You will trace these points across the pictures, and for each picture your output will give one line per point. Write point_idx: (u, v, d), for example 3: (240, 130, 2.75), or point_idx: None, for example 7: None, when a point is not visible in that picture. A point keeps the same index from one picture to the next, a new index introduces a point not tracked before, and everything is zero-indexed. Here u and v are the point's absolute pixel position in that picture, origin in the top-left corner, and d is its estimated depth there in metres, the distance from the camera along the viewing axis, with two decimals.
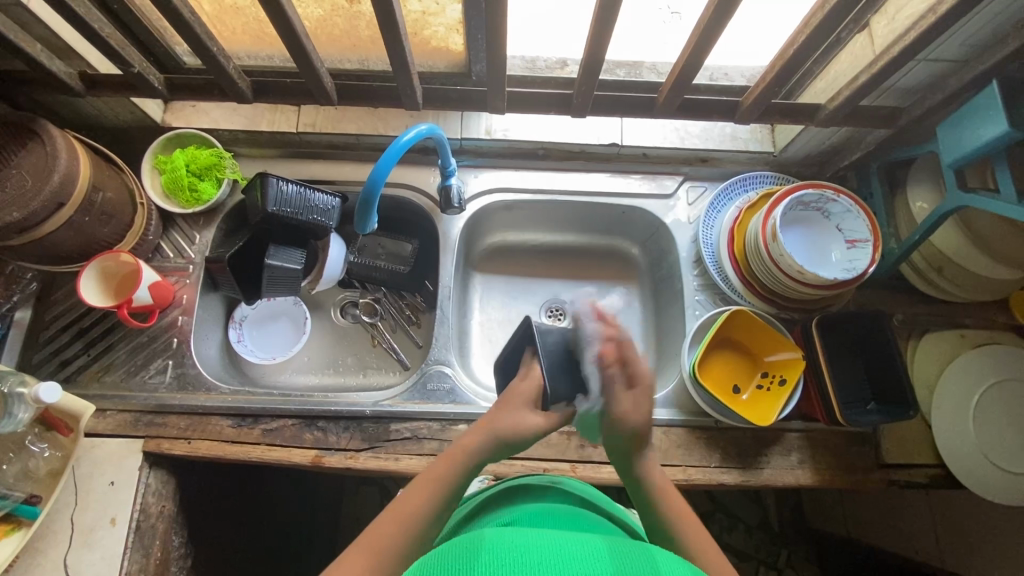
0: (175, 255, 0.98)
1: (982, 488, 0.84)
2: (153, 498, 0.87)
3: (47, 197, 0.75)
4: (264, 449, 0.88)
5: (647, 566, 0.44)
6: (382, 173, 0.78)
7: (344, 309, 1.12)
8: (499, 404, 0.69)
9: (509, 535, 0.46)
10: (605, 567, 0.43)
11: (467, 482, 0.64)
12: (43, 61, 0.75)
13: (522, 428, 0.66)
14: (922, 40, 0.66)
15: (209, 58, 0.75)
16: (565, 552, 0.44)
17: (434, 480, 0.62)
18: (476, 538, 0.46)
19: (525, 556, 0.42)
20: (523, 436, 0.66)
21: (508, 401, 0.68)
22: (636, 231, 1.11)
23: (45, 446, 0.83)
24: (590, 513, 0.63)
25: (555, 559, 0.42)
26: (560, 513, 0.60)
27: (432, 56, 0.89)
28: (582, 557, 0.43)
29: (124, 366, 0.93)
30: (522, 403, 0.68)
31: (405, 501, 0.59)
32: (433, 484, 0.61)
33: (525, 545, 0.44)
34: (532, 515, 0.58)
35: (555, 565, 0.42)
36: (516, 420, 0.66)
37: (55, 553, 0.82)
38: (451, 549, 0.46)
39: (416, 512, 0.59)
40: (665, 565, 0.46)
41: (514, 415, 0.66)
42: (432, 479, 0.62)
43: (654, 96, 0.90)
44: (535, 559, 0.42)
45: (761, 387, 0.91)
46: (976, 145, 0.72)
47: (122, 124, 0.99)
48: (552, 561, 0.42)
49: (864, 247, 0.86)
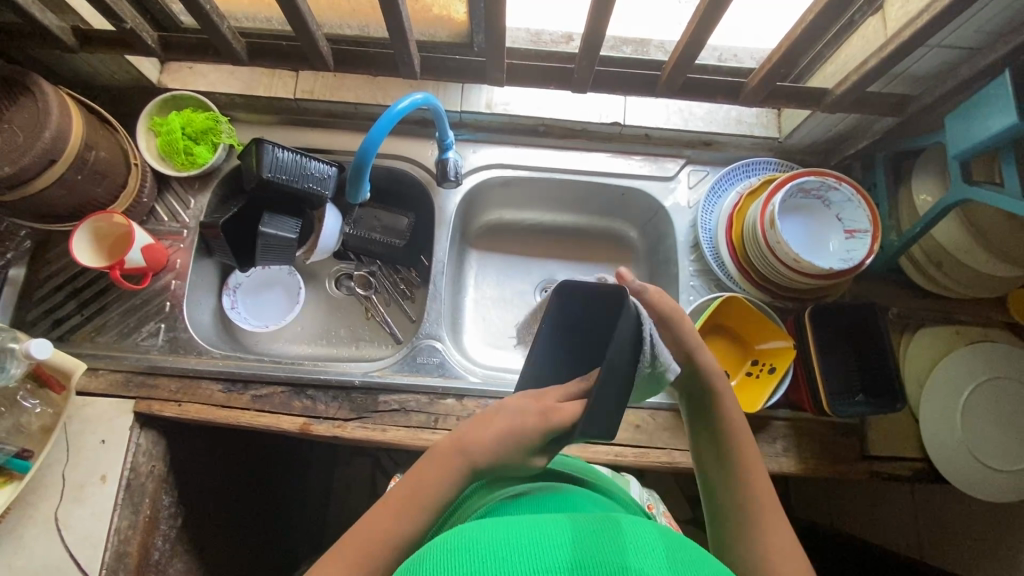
0: (169, 219, 0.98)
1: (967, 484, 0.85)
2: (143, 458, 0.88)
3: (37, 153, 0.75)
4: (253, 415, 0.89)
5: (648, 554, 0.44)
6: (374, 141, 0.76)
7: (339, 281, 1.12)
8: (510, 420, 0.61)
9: (511, 524, 0.46)
10: (601, 550, 0.43)
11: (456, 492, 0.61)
12: (35, 14, 0.74)
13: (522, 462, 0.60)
14: (934, 23, 0.64)
15: (203, 17, 0.74)
16: (561, 538, 0.44)
17: (420, 499, 0.58)
18: (475, 527, 0.47)
19: (520, 545, 0.43)
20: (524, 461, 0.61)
21: (515, 418, 0.61)
22: (636, 214, 1.10)
23: (36, 403, 0.84)
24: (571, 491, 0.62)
25: (546, 547, 0.43)
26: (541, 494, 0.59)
27: (432, 25, 0.87)
28: (579, 543, 0.44)
29: (117, 327, 0.93)
30: (520, 412, 0.61)
31: (381, 519, 0.57)
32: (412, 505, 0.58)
33: (520, 534, 0.45)
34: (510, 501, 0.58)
35: (548, 557, 0.42)
36: (518, 451, 0.60)
37: (46, 506, 0.83)
38: (450, 536, 0.46)
39: (393, 532, 0.56)
40: (672, 549, 0.46)
41: (514, 422, 0.61)
42: (417, 499, 0.58)
43: (658, 74, 0.87)
44: (527, 549, 0.43)
45: (751, 373, 0.91)
46: (984, 137, 0.71)
47: (118, 84, 0.98)
48: (545, 551, 0.43)
49: (863, 238, 0.84)
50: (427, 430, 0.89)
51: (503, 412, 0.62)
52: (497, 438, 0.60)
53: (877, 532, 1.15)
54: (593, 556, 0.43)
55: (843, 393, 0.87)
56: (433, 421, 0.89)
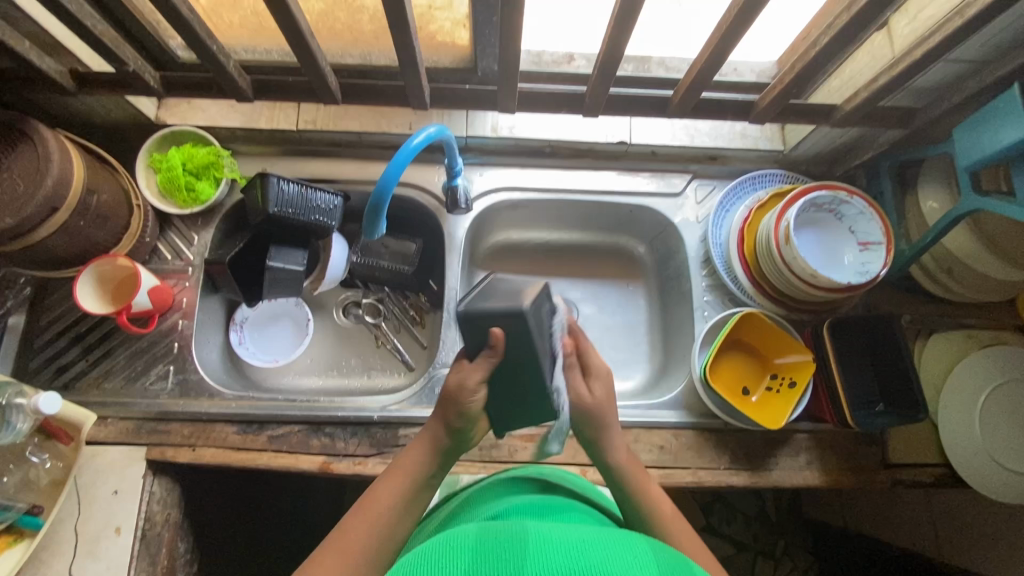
0: (173, 257, 0.96)
1: (988, 488, 0.86)
2: (157, 506, 0.86)
3: (39, 201, 0.72)
4: (271, 456, 0.87)
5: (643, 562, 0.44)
6: (392, 176, 0.75)
7: (346, 309, 1.11)
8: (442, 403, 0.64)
9: (512, 533, 0.47)
10: (601, 562, 0.43)
11: (424, 485, 0.64)
12: (32, 59, 0.72)
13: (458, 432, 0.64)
14: (946, 43, 0.65)
15: (208, 56, 0.72)
16: (559, 544, 0.45)
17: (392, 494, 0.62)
18: (504, 536, 0.47)
19: (518, 549, 0.44)
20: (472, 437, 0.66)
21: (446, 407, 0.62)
22: (644, 230, 1.10)
23: (46, 457, 0.81)
24: (573, 503, 0.64)
25: (543, 550, 0.44)
26: (553, 504, 0.61)
27: (438, 51, 0.86)
28: (577, 550, 0.44)
29: (123, 372, 0.90)
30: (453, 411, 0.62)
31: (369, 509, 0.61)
32: (378, 519, 0.61)
33: (519, 540, 0.46)
34: (530, 506, 0.60)
35: (543, 560, 0.43)
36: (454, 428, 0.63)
37: (59, 564, 0.80)
38: (449, 540, 0.48)
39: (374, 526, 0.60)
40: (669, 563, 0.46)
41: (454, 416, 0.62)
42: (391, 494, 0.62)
43: (667, 95, 0.87)
44: (525, 550, 0.44)
45: (771, 389, 0.91)
46: (993, 148, 0.71)
47: (114, 121, 0.96)
48: (566, 560, 0.43)
49: (877, 250, 0.85)
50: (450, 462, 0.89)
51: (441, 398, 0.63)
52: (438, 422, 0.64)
53: (895, 534, 1.16)
54: (590, 562, 0.43)
55: (864, 403, 0.88)
56: None
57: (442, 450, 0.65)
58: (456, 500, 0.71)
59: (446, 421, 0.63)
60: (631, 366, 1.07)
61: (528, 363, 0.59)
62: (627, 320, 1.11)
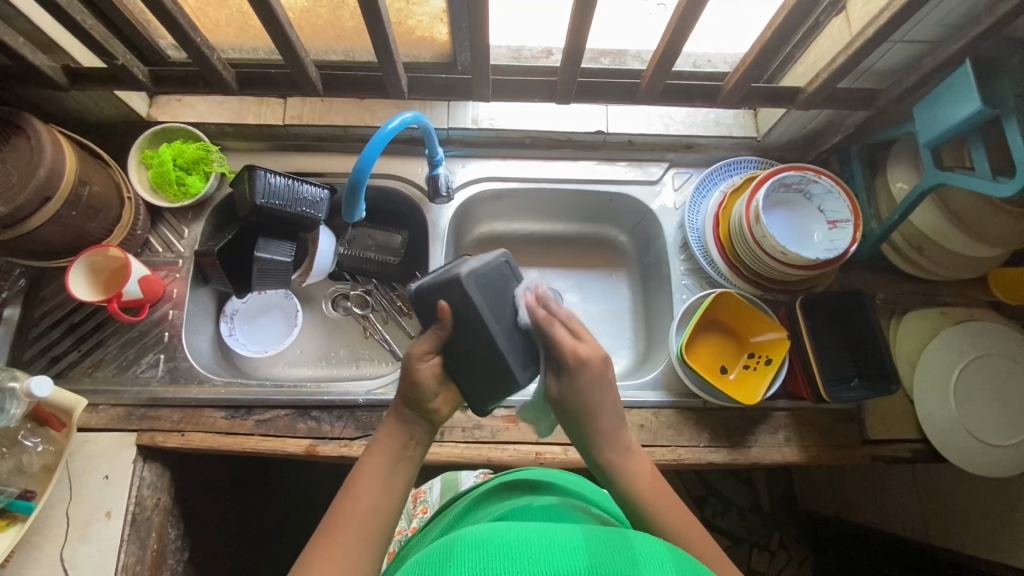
0: (164, 250, 0.98)
1: (962, 460, 0.87)
2: (148, 491, 0.88)
3: (32, 190, 0.75)
4: (258, 440, 0.89)
5: (617, 565, 0.44)
6: (368, 161, 0.78)
7: (335, 302, 1.13)
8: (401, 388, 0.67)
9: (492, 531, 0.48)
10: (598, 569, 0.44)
11: (405, 463, 0.65)
12: (25, 54, 0.75)
13: (424, 403, 0.67)
14: (895, 20, 0.68)
15: (194, 50, 0.76)
16: (533, 548, 0.46)
17: (377, 476, 0.63)
18: (501, 535, 0.48)
19: (490, 553, 0.45)
20: (437, 413, 0.69)
21: (405, 386, 0.66)
22: (624, 219, 1.12)
23: (38, 441, 0.83)
24: (571, 501, 0.66)
25: (513, 555, 0.45)
26: (553, 504, 0.63)
27: (417, 46, 0.90)
28: (548, 558, 0.45)
29: (115, 361, 0.93)
30: (408, 389, 0.66)
31: (358, 492, 0.61)
32: (366, 500, 0.61)
33: (494, 539, 0.47)
34: (526, 508, 0.61)
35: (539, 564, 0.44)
36: (415, 402, 0.66)
37: (50, 548, 0.82)
38: (439, 544, 0.50)
39: (366, 509, 0.60)
40: (646, 565, 0.46)
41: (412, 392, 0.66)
42: (376, 477, 0.63)
43: (638, 82, 0.90)
44: (525, 556, 0.45)
45: (748, 367, 0.93)
46: (951, 123, 0.74)
47: (107, 120, 0.99)
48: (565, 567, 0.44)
49: (845, 227, 0.87)
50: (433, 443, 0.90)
51: (406, 383, 0.66)
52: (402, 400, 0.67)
53: (883, 518, 1.16)
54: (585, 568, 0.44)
55: (840, 380, 0.90)
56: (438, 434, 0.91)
57: (411, 421, 0.67)
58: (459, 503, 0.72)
59: (405, 392, 0.67)
60: (614, 352, 1.09)
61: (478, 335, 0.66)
62: (611, 308, 1.13)
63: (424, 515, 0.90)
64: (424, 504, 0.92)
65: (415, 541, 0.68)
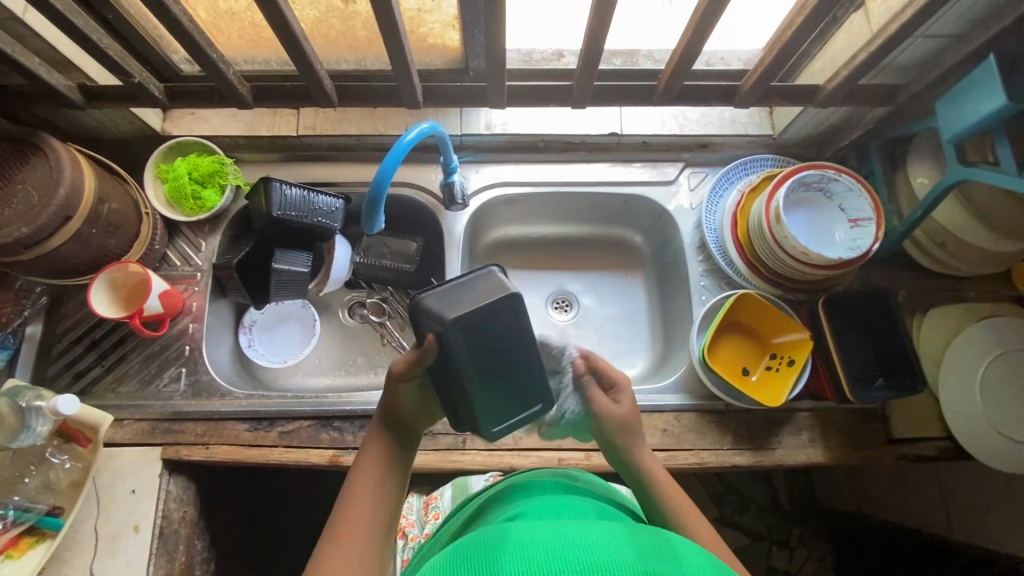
0: (182, 263, 0.99)
1: (992, 459, 0.85)
2: (174, 504, 0.88)
3: (54, 210, 0.76)
4: (282, 451, 0.89)
5: (640, 561, 0.44)
6: (388, 171, 0.77)
7: (352, 309, 1.13)
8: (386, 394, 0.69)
9: (510, 532, 0.48)
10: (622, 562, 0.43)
11: (399, 463, 0.67)
12: (41, 74, 0.75)
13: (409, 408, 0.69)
14: (917, 17, 0.67)
15: (209, 65, 0.76)
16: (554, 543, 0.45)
17: (377, 479, 0.64)
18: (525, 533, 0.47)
19: (505, 551, 0.45)
20: (422, 417, 0.71)
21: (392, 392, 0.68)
22: (640, 221, 1.12)
23: (64, 458, 0.85)
24: (588, 499, 0.65)
25: (533, 550, 0.44)
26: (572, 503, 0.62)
27: (429, 53, 0.89)
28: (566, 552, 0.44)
29: (137, 376, 0.93)
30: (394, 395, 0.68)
31: (361, 496, 0.62)
32: (368, 503, 0.62)
33: (514, 538, 0.47)
34: (546, 507, 0.61)
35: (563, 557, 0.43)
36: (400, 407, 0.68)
37: (80, 562, 0.83)
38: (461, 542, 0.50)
39: (369, 510, 0.61)
40: (668, 564, 0.44)
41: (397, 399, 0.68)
42: (377, 479, 0.64)
43: (653, 83, 0.89)
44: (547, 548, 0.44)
45: (770, 368, 0.92)
46: (974, 118, 0.73)
47: (123, 135, 1.00)
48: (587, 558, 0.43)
49: (867, 225, 0.86)
50: (456, 451, 0.90)
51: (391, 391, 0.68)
52: (389, 406, 0.69)
53: (906, 514, 1.16)
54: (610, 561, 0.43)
55: (865, 379, 0.89)
56: (461, 441, 0.91)
57: (400, 425, 0.69)
58: (471, 506, 0.72)
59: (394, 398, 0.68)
60: (632, 355, 1.09)
61: (460, 372, 0.63)
62: (628, 310, 1.13)
63: (438, 522, 0.89)
64: (436, 510, 0.91)
65: (431, 546, 0.68)
